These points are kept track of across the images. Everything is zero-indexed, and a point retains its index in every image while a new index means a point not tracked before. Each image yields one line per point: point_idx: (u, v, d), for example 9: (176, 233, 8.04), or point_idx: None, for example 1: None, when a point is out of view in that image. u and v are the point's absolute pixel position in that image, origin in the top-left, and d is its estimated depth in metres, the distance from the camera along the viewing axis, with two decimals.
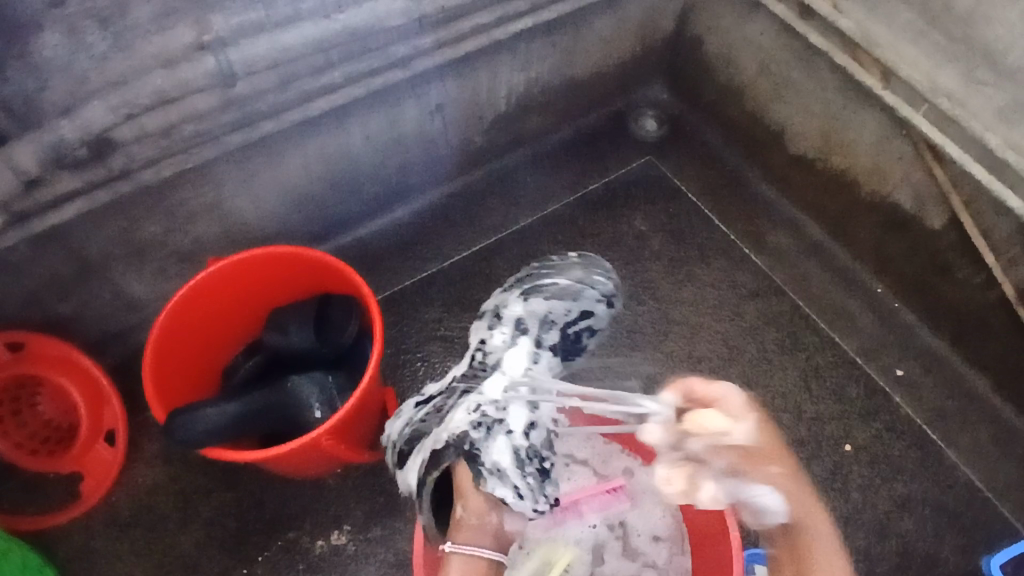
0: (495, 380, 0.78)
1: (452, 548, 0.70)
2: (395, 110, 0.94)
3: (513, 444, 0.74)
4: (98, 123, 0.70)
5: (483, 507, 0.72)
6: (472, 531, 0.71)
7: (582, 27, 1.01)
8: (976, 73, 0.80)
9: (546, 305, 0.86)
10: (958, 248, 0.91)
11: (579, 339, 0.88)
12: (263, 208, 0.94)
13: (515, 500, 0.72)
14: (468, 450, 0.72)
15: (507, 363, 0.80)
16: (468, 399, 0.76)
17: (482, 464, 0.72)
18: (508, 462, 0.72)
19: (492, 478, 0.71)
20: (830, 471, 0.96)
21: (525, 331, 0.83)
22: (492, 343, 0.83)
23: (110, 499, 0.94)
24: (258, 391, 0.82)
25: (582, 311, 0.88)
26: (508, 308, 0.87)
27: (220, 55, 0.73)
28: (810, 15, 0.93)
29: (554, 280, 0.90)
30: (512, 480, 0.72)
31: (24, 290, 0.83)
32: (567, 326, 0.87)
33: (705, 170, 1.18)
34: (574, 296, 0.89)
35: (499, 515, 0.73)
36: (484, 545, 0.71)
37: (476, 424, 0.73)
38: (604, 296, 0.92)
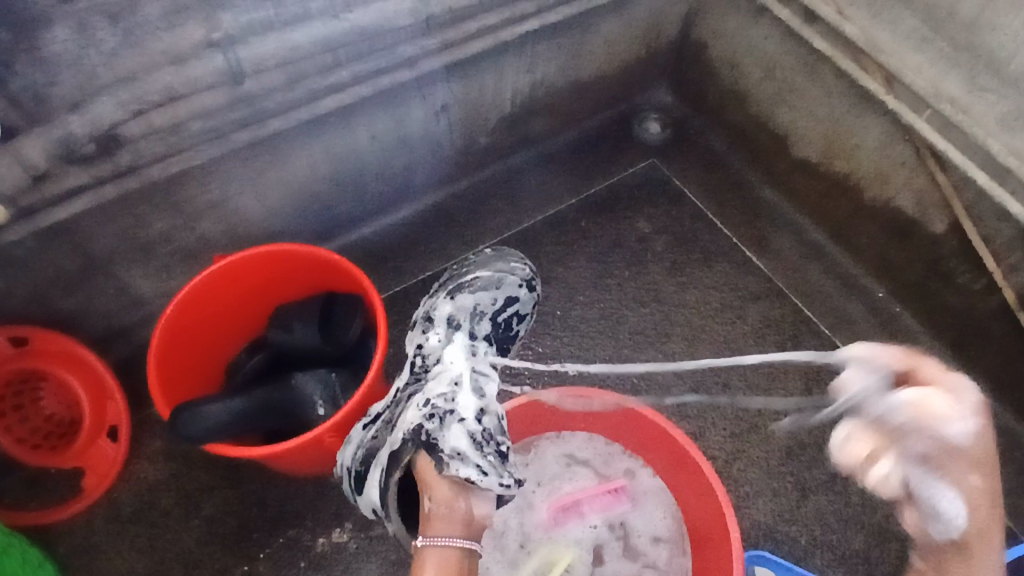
0: (437, 378, 0.76)
1: (425, 542, 0.62)
2: (402, 110, 0.94)
3: (468, 429, 0.70)
4: (107, 118, 0.72)
5: (451, 492, 0.65)
6: (442, 522, 0.63)
7: (588, 30, 1.02)
8: (978, 79, 0.80)
9: (472, 299, 0.87)
10: (959, 254, 0.92)
11: (511, 325, 0.89)
12: (269, 206, 0.95)
13: (481, 479, 0.66)
14: (426, 440, 0.68)
15: (447, 357, 0.78)
16: (414, 400, 0.74)
17: (442, 451, 0.67)
18: (468, 444, 0.68)
19: (454, 460, 0.67)
20: (831, 474, 0.96)
21: (458, 327, 0.83)
22: (429, 345, 0.82)
23: (112, 495, 0.94)
24: (262, 388, 0.82)
25: (508, 297, 0.89)
26: (438, 309, 0.87)
27: (230, 53, 0.74)
28: (815, 21, 0.94)
29: (475, 274, 0.90)
30: (476, 460, 0.68)
31: (29, 284, 0.83)
32: (497, 315, 0.87)
33: (708, 173, 1.19)
34: (497, 284, 0.89)
35: (467, 501, 0.66)
36: (459, 536, 0.63)
37: (429, 416, 0.70)
38: (527, 279, 0.91)
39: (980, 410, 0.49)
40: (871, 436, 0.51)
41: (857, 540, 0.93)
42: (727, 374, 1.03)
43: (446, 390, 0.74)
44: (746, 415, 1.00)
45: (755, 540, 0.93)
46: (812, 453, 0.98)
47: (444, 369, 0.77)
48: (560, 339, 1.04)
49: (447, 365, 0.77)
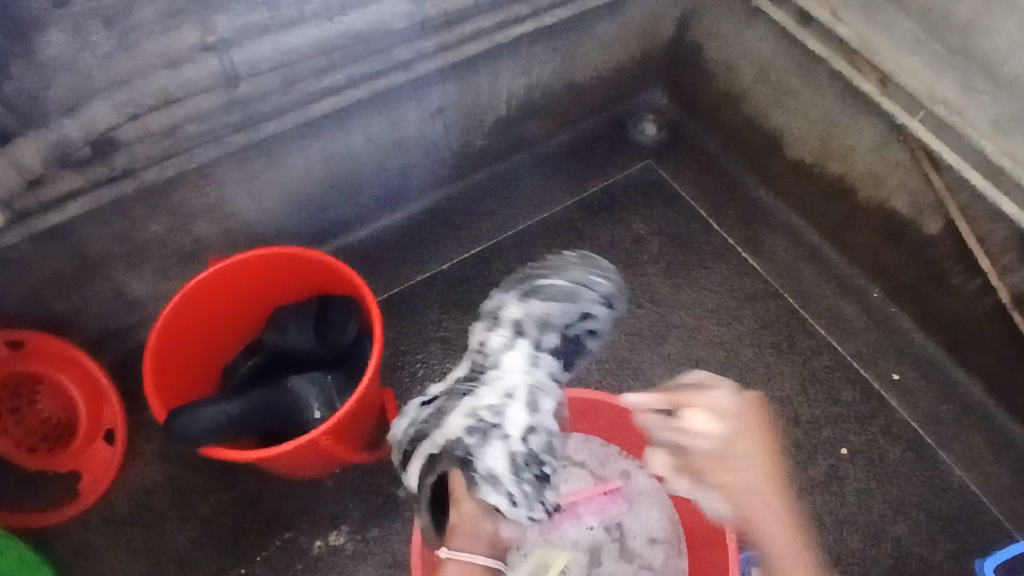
0: (492, 384, 0.75)
1: (446, 554, 0.76)
2: (397, 113, 0.94)
3: (510, 449, 0.72)
4: (103, 122, 0.71)
5: (476, 515, 0.76)
6: (464, 537, 0.77)
7: (583, 32, 1.02)
8: (972, 81, 0.81)
9: (545, 306, 0.80)
10: (954, 255, 0.92)
11: (580, 342, 0.82)
12: (264, 209, 0.95)
13: (510, 508, 0.71)
14: (462, 456, 0.71)
15: (506, 364, 0.76)
16: (462, 401, 0.74)
17: (476, 472, 0.70)
18: (504, 469, 0.71)
19: (485, 483, 0.70)
20: (826, 475, 0.97)
21: (524, 333, 0.78)
22: (491, 345, 0.78)
23: (109, 497, 0.94)
24: (258, 391, 0.83)
25: (583, 313, 0.81)
26: (506, 309, 0.82)
27: (225, 56, 0.74)
28: (809, 23, 0.94)
29: (552, 281, 0.84)
30: (508, 487, 0.71)
31: (25, 287, 0.83)
32: (568, 329, 0.80)
33: (703, 175, 1.19)
34: (572, 297, 0.82)
35: (493, 523, 0.77)
36: (475, 548, 0.78)
37: (472, 430, 0.71)
38: (602, 296, 0.85)
39: (733, 412, 0.67)
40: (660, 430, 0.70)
41: (852, 540, 0.93)
42: (723, 374, 1.03)
43: (496, 402, 0.73)
44: None
45: None
46: (808, 454, 0.98)
47: (500, 376, 0.75)
48: None
49: (505, 374, 0.75)
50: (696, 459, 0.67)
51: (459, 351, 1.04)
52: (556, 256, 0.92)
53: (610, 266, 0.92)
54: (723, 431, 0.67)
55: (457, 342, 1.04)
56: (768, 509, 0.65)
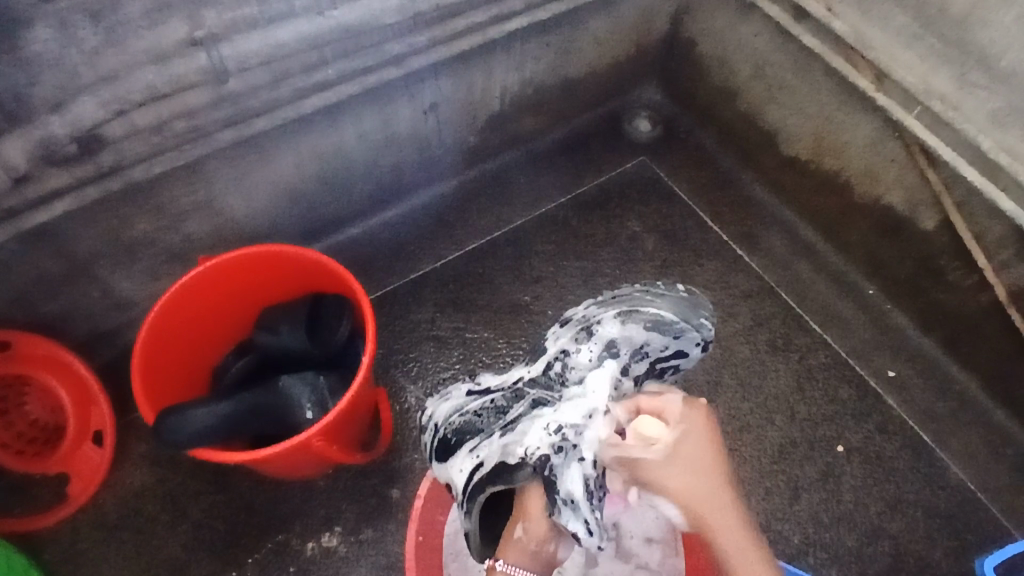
0: (576, 403, 0.75)
1: (503, 566, 0.68)
2: (389, 109, 0.93)
3: (584, 472, 0.71)
4: (87, 118, 0.71)
5: (545, 534, 0.70)
6: (522, 554, 0.70)
7: (577, 27, 1.01)
8: (969, 76, 0.80)
9: (644, 334, 0.80)
10: (950, 251, 0.92)
11: (664, 375, 0.83)
12: (255, 207, 0.93)
13: (584, 536, 0.70)
14: (547, 475, 0.71)
15: (590, 383, 0.77)
16: (545, 416, 0.75)
17: (557, 494, 0.69)
18: (582, 493, 0.69)
19: (565, 509, 0.69)
20: (822, 473, 0.96)
21: (615, 355, 0.79)
22: (578, 359, 0.80)
23: (98, 500, 0.93)
24: (249, 392, 0.81)
25: (677, 351, 0.81)
26: (602, 326, 0.82)
27: (213, 51, 0.73)
28: (804, 18, 0.93)
29: (655, 308, 0.82)
30: (585, 514, 0.69)
31: (10, 288, 0.82)
32: (659, 361, 0.81)
33: (698, 171, 1.18)
34: (676, 334, 0.81)
35: (556, 546, 0.72)
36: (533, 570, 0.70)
37: (557, 448, 0.72)
38: (704, 339, 0.82)
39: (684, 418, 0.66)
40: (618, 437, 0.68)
41: (849, 538, 0.93)
42: (719, 372, 1.02)
43: (579, 421, 0.73)
44: (737, 413, 0.99)
45: None
46: (804, 452, 0.97)
47: (585, 394, 0.76)
48: None
49: (589, 394, 0.75)
50: (649, 465, 0.65)
51: (452, 350, 1.03)
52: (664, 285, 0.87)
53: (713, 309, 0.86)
54: (676, 437, 0.65)
55: (450, 341, 1.03)
56: (727, 515, 0.62)
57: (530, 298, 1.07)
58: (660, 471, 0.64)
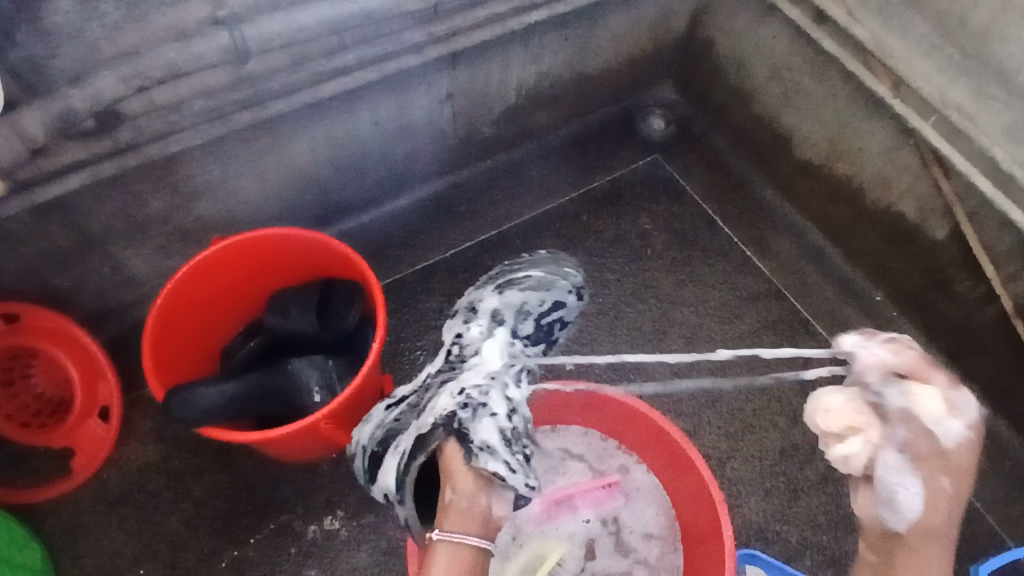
0: (475, 371, 0.77)
1: (440, 536, 0.63)
2: (406, 97, 0.93)
3: (498, 425, 0.71)
4: (108, 93, 0.70)
5: (474, 487, 0.66)
6: (458, 518, 0.64)
7: (596, 22, 1.01)
8: (987, 88, 0.80)
9: (522, 296, 0.87)
10: (959, 262, 0.92)
11: (552, 330, 0.89)
12: (268, 189, 0.93)
13: (509, 476, 0.67)
14: (458, 428, 0.70)
15: (486, 352, 0.79)
16: (448, 387, 0.75)
17: (472, 442, 0.68)
18: (498, 440, 0.69)
19: (483, 453, 0.68)
20: (822, 476, 0.97)
21: (502, 321, 0.84)
22: (469, 336, 0.82)
23: (101, 475, 0.93)
24: (259, 372, 0.82)
25: (556, 303, 0.90)
26: (484, 301, 0.88)
27: (235, 31, 0.72)
28: (825, 22, 0.93)
29: (526, 273, 0.92)
30: (504, 456, 0.69)
31: (22, 260, 0.82)
32: (542, 316, 0.88)
33: (710, 172, 1.18)
34: (547, 287, 0.90)
35: (488, 499, 0.66)
36: (471, 534, 0.64)
37: (462, 405, 0.71)
38: (574, 287, 0.94)
39: (975, 425, 0.57)
40: (895, 406, 0.57)
41: (845, 542, 0.93)
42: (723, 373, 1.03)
43: (481, 383, 0.75)
44: (740, 415, 1.00)
45: (744, 540, 0.94)
46: (805, 455, 0.98)
47: (482, 362, 0.78)
48: None
49: (486, 360, 0.78)
50: (929, 453, 0.57)
51: None
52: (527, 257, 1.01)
53: (577, 264, 1.02)
54: (966, 442, 0.57)
55: None
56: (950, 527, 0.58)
57: None
58: (931, 459, 0.57)
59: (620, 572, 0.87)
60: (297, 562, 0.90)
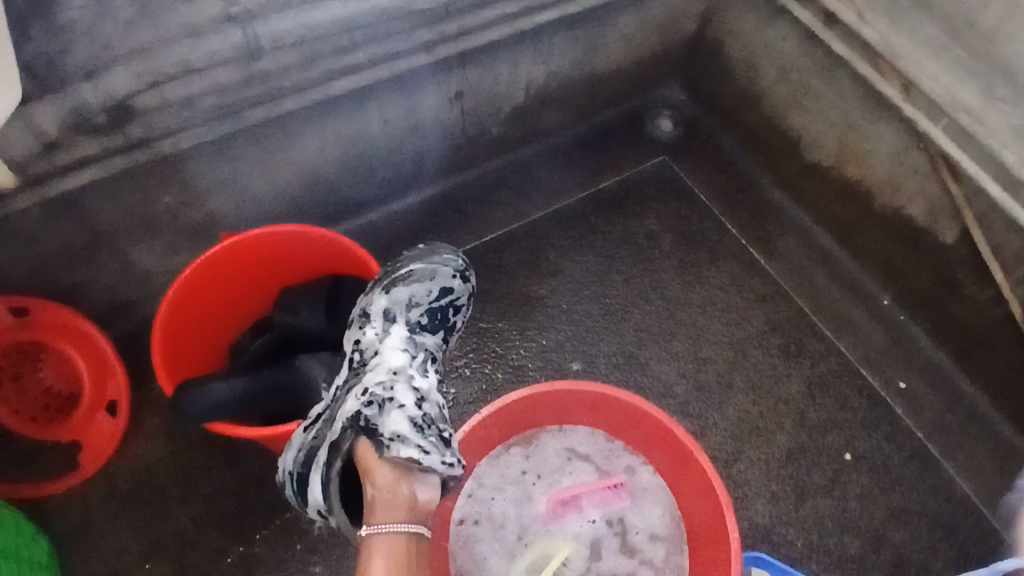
0: (376, 372, 0.75)
1: (370, 530, 0.63)
2: (415, 96, 0.93)
3: (407, 414, 0.72)
4: (121, 89, 0.71)
5: (393, 477, 0.66)
6: (388, 509, 0.64)
7: (606, 23, 1.01)
8: (994, 90, 0.80)
9: (408, 290, 0.81)
10: (967, 265, 0.92)
11: (448, 315, 0.84)
12: (277, 186, 0.94)
13: (424, 457, 0.68)
14: (365, 425, 0.69)
15: (385, 353, 0.77)
16: (352, 389, 0.74)
17: (382, 435, 0.69)
18: (407, 427, 0.70)
19: (395, 442, 0.68)
20: (829, 479, 0.97)
21: (395, 321, 0.79)
22: (364, 340, 0.78)
23: (108, 471, 0.94)
24: (268, 369, 0.82)
25: (444, 288, 0.83)
26: (371, 301, 0.80)
27: (248, 28, 0.73)
28: (834, 24, 0.93)
29: (408, 260, 0.83)
30: (415, 441, 0.69)
31: (34, 255, 0.82)
32: (433, 305, 0.82)
33: (718, 174, 1.18)
34: (430, 273, 0.83)
35: (410, 486, 0.67)
36: (403, 522, 0.64)
37: (367, 402, 0.71)
38: (461, 269, 0.85)
39: None
40: None
41: (852, 545, 0.93)
42: (730, 374, 1.03)
43: (384, 380, 0.74)
44: (747, 416, 1.00)
45: (751, 541, 0.93)
46: (812, 457, 0.98)
47: (382, 363, 0.76)
48: (564, 333, 1.04)
49: (385, 358, 0.76)
50: None
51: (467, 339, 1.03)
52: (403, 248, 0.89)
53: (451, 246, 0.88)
54: None
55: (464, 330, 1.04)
56: None
57: (545, 292, 1.07)
58: None
59: (625, 572, 0.87)
60: (302, 559, 0.90)
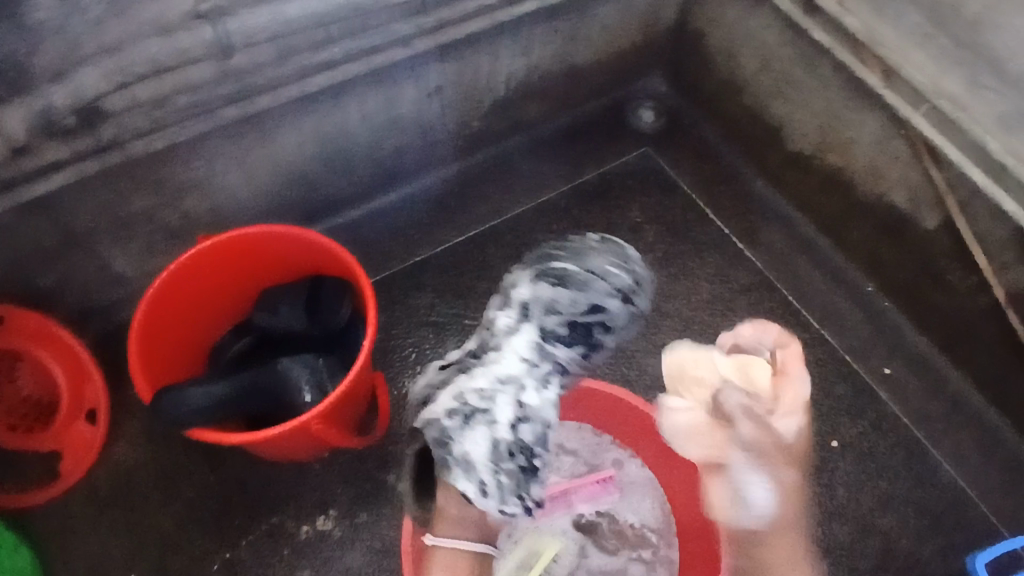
0: (487, 369, 0.73)
1: (434, 542, 0.78)
2: (394, 91, 0.92)
3: (494, 435, 0.73)
4: (90, 88, 0.70)
5: (462, 503, 0.77)
6: (455, 526, 0.79)
7: (586, 13, 1.00)
8: (979, 78, 0.81)
9: (552, 291, 0.73)
10: (950, 252, 0.92)
11: (595, 331, 0.74)
12: (255, 185, 0.92)
13: (480, 499, 0.74)
14: (441, 436, 0.74)
15: (506, 349, 0.73)
16: (460, 380, 0.75)
17: (451, 453, 0.74)
18: (479, 458, 0.73)
19: (459, 469, 0.74)
20: (816, 467, 0.97)
21: (528, 318, 0.73)
22: (495, 326, 0.75)
23: (90, 477, 0.92)
24: (247, 372, 0.81)
25: (592, 304, 0.73)
26: (515, 287, 0.75)
27: (219, 25, 0.71)
28: (815, 12, 0.93)
29: (563, 265, 0.75)
30: (479, 476, 0.73)
31: (5, 261, 0.80)
32: (579, 318, 0.73)
33: (701, 165, 1.18)
34: (583, 286, 0.73)
35: (477, 511, 0.77)
36: (466, 535, 0.79)
37: (456, 415, 0.74)
38: (617, 289, 0.75)
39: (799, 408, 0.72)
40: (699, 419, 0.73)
41: (839, 533, 0.94)
42: None
43: (487, 389, 0.73)
44: None
45: None
46: None
47: (498, 361, 0.73)
48: None
49: (501, 359, 0.73)
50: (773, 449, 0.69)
51: (451, 336, 1.02)
52: (578, 236, 0.82)
53: (632, 258, 0.81)
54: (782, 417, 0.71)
55: (448, 327, 1.03)
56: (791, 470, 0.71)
57: None
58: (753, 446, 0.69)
59: (615, 569, 0.86)
60: (289, 562, 0.89)
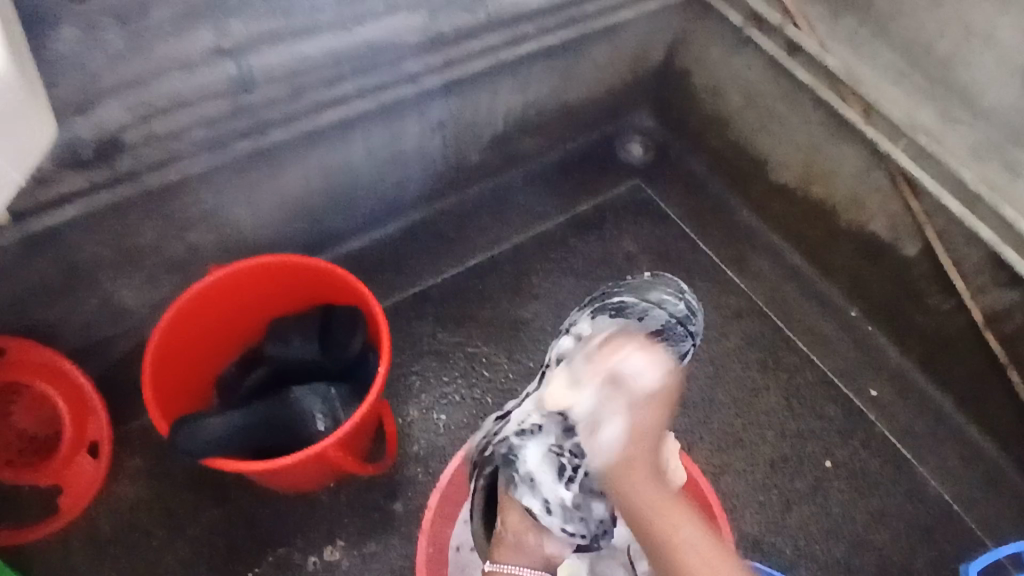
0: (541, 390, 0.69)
1: (490, 568, 0.68)
2: (400, 125, 0.95)
3: (548, 446, 0.65)
4: (114, 122, 0.70)
5: (520, 525, 0.67)
6: (516, 554, 0.68)
7: (580, 53, 1.05)
8: (952, 112, 0.87)
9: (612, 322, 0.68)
10: (931, 277, 0.97)
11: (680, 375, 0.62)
12: (261, 217, 0.93)
13: (543, 515, 0.66)
14: (505, 454, 0.68)
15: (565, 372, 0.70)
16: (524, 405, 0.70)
17: (516, 472, 0.66)
18: (545, 477, 0.65)
19: (523, 485, 0.66)
20: (812, 487, 1.00)
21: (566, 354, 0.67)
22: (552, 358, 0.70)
23: (88, 514, 0.90)
24: (262, 401, 0.81)
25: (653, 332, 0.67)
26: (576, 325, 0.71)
27: (240, 62, 0.73)
28: (796, 53, 0.99)
29: (618, 298, 0.74)
30: (543, 494, 0.65)
31: (13, 295, 0.80)
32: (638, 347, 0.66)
33: (688, 196, 1.22)
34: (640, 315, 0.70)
35: (537, 539, 0.68)
36: (524, 566, 0.68)
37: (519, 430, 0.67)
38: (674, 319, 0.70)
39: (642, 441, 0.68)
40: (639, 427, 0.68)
41: (837, 550, 0.96)
42: (712, 389, 1.05)
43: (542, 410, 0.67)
44: (730, 429, 1.03)
45: (743, 552, 0.96)
46: (795, 467, 1.01)
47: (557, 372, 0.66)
48: None
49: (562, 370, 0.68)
50: None
51: (455, 365, 1.04)
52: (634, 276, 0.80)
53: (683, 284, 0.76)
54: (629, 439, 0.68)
55: (451, 355, 1.04)
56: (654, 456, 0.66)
57: (529, 315, 1.09)
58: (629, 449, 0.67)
59: None
60: None
